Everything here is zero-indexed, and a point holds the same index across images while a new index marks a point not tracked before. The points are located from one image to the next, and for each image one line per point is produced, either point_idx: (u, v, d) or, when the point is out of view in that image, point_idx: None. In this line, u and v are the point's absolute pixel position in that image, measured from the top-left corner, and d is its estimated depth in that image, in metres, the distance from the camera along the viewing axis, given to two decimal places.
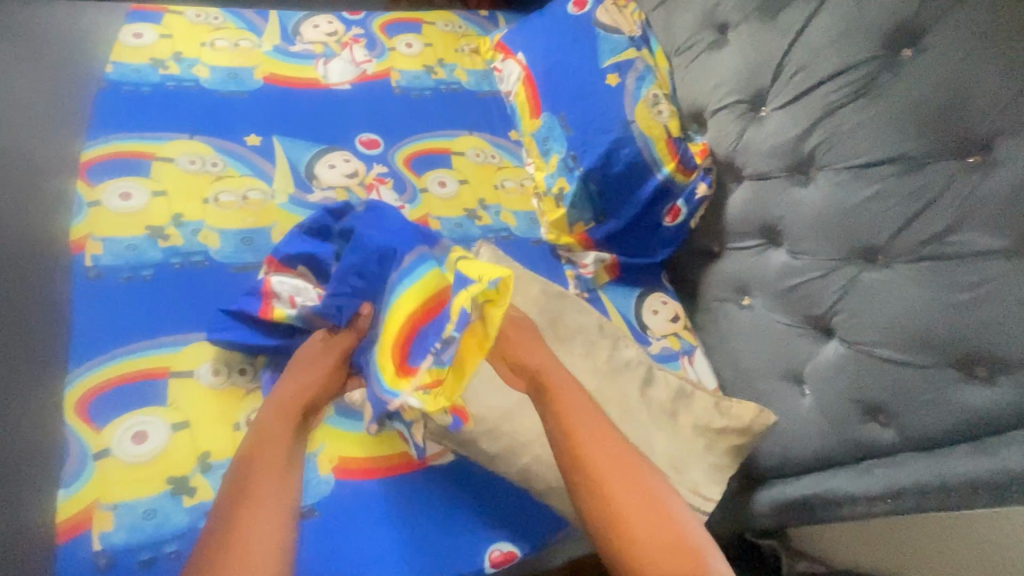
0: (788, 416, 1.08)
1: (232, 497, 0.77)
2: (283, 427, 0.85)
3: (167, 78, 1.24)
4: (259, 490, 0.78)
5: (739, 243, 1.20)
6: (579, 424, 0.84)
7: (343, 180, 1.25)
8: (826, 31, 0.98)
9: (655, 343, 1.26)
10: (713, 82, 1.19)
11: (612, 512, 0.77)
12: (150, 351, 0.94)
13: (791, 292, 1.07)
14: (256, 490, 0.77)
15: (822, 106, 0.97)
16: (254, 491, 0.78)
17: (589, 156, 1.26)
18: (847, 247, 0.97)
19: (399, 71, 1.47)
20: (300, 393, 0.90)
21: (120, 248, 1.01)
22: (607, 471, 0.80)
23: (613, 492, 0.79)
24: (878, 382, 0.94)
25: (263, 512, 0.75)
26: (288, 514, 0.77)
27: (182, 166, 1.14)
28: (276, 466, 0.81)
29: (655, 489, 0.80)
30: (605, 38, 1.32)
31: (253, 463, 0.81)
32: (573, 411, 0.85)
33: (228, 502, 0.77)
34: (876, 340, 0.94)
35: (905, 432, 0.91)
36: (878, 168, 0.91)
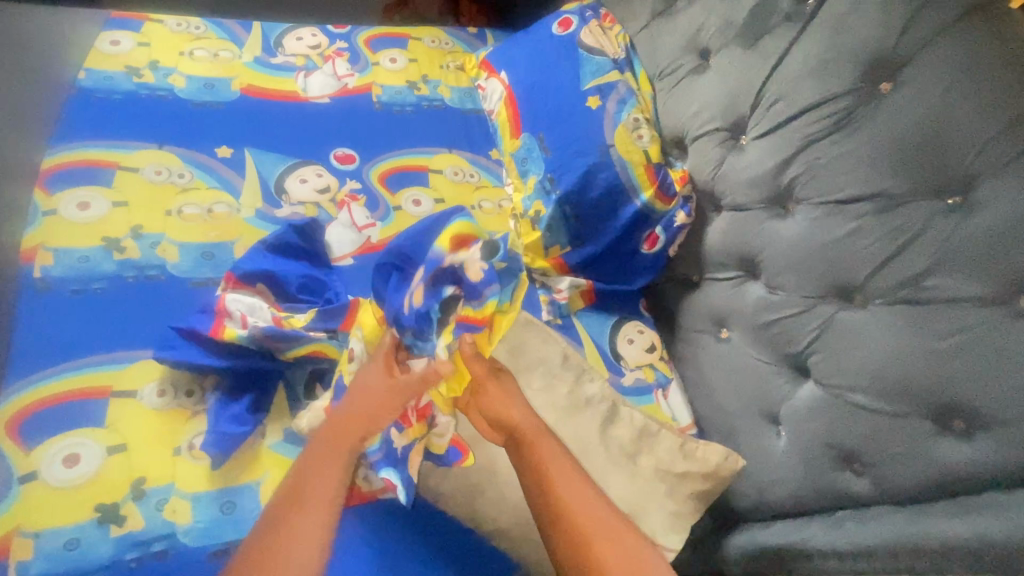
0: (758, 459, 1.04)
1: (285, 497, 0.71)
2: (347, 432, 0.77)
3: (140, 86, 1.23)
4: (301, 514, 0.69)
5: (717, 275, 1.16)
6: (544, 458, 0.78)
7: (314, 196, 1.22)
8: (805, 60, 0.95)
9: (628, 375, 1.21)
10: (694, 108, 1.16)
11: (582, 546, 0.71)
12: (94, 368, 0.91)
13: (766, 328, 1.03)
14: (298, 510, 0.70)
15: (799, 138, 0.94)
16: (305, 498, 0.71)
17: (566, 179, 1.23)
18: (823, 286, 0.92)
19: (382, 86, 1.45)
20: (371, 395, 0.80)
21: (72, 261, 0.99)
22: (576, 508, 0.73)
23: (582, 526, 0.72)
24: (852, 429, 0.89)
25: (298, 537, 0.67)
26: (329, 539, 0.68)
27: (147, 176, 1.12)
28: (319, 489, 0.72)
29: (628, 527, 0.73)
30: (588, 60, 1.30)
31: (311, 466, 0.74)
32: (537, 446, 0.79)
33: (282, 502, 0.71)
34: (850, 385, 0.89)
35: (881, 485, 0.86)
36: (855, 205, 0.87)
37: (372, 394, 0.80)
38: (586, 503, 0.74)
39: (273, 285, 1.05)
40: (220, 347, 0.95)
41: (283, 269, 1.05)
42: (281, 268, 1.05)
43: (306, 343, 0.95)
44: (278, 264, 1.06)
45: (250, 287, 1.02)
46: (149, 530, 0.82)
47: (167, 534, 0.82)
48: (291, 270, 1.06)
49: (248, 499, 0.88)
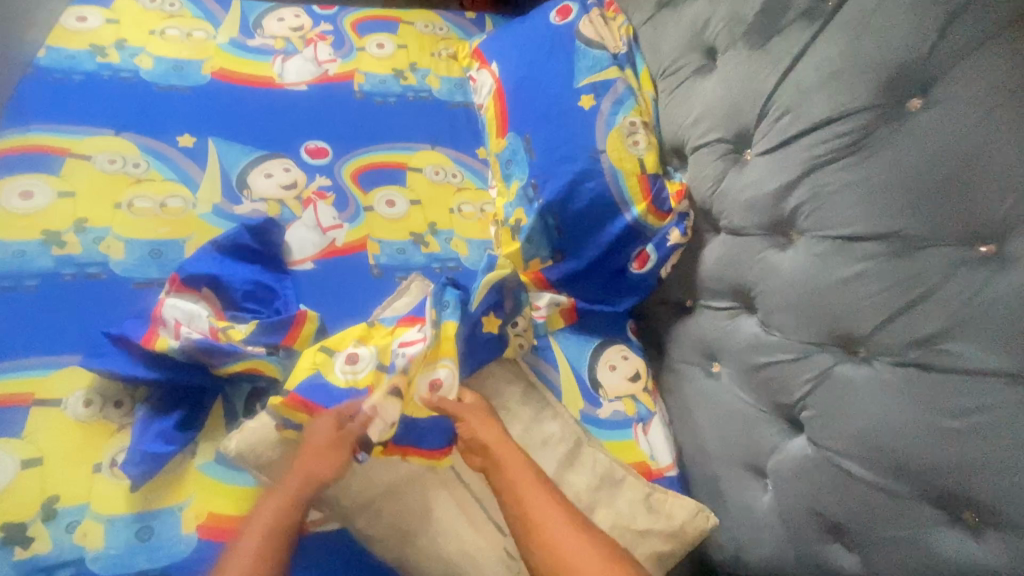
0: (737, 516, 0.93)
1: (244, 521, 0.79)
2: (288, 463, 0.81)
3: (103, 67, 1.16)
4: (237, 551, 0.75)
5: (713, 303, 1.03)
6: (512, 474, 0.82)
7: (278, 192, 1.14)
8: (821, 67, 0.81)
9: (605, 407, 1.10)
10: (694, 114, 1.02)
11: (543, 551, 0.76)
12: (19, 373, 0.86)
13: (757, 370, 0.91)
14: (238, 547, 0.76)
15: (807, 159, 0.81)
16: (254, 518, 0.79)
17: (550, 187, 1.12)
18: (823, 332, 0.79)
19: (365, 74, 1.35)
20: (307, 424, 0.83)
21: (8, 255, 0.93)
22: (544, 521, 0.77)
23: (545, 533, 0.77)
24: (841, 501, 0.77)
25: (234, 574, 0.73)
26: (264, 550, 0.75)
27: (99, 165, 1.05)
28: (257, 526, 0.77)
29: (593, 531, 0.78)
30: (584, 54, 1.17)
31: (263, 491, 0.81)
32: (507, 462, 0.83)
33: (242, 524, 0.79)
34: (843, 450, 0.77)
35: (871, 568, 0.75)
36: (864, 243, 0.74)
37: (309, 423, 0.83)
38: (556, 512, 0.78)
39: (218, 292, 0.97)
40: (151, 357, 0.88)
41: (231, 275, 0.98)
42: (229, 274, 0.98)
43: (242, 360, 0.88)
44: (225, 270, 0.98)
45: (192, 292, 0.95)
46: (57, 554, 0.76)
47: (75, 560, 0.77)
48: (239, 277, 0.98)
49: (168, 526, 0.82)
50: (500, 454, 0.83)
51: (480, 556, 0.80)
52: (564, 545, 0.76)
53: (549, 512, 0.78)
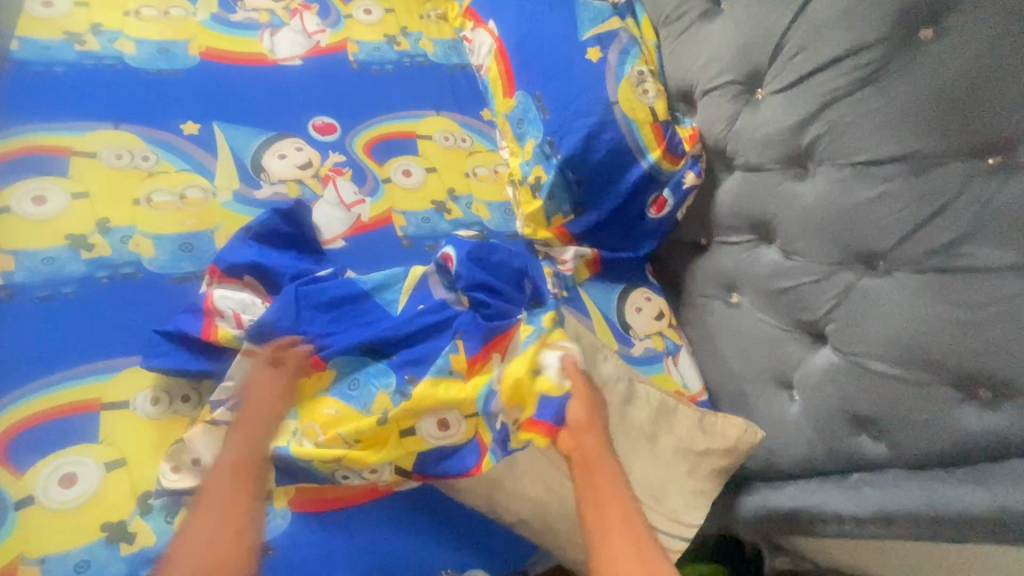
0: (771, 426, 1.03)
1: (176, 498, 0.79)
2: (239, 448, 0.83)
3: (84, 56, 1.10)
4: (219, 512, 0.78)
5: (729, 238, 1.11)
6: (601, 486, 0.84)
7: (295, 172, 1.12)
8: (831, 6, 0.87)
9: (637, 345, 1.18)
10: (703, 59, 1.07)
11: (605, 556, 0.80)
12: (79, 380, 0.85)
13: (781, 294, 0.99)
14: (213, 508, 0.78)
15: (823, 94, 0.88)
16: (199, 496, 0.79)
17: (567, 142, 1.14)
18: (844, 251, 0.89)
19: (358, 42, 1.31)
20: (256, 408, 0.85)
21: (36, 263, 0.90)
22: (615, 532, 0.81)
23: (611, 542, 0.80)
24: (868, 397, 0.89)
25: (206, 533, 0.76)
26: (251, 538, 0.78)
27: (107, 161, 1.01)
28: (224, 486, 0.80)
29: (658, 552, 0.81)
30: (585, 6, 1.18)
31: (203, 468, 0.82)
32: (602, 479, 0.84)
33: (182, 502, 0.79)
34: (870, 352, 0.88)
35: (898, 449, 0.87)
36: (882, 166, 0.83)
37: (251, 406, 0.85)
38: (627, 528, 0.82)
39: (238, 304, 0.92)
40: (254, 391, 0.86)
41: (304, 314, 0.92)
42: (303, 313, 0.92)
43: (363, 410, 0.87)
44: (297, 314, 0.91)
45: (217, 304, 0.91)
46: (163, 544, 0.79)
47: None
48: (316, 318, 0.92)
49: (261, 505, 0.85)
50: (598, 468, 0.85)
51: (562, 490, 0.88)
52: (626, 554, 0.79)
53: (621, 527, 0.81)
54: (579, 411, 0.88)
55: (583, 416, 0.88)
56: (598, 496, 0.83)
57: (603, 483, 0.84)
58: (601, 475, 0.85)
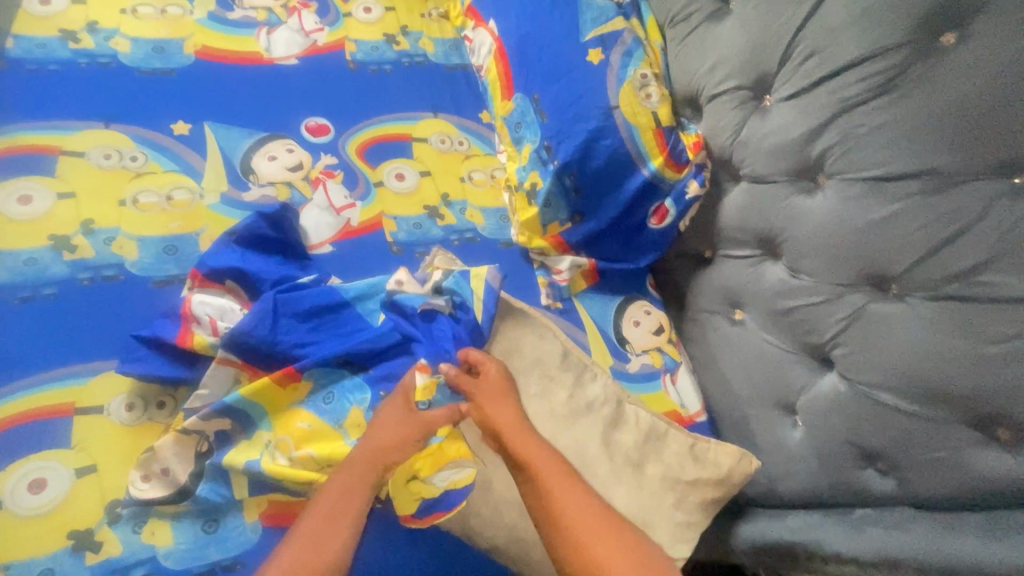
0: (771, 454, 0.97)
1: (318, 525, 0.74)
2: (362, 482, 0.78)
3: (79, 54, 1.09)
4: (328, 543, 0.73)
5: (734, 252, 1.05)
6: (543, 477, 0.78)
7: (285, 175, 1.10)
8: (847, 7, 0.80)
9: (634, 361, 1.12)
10: (710, 62, 1.01)
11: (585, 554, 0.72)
12: (54, 384, 0.84)
13: (785, 314, 0.93)
14: (303, 533, 0.73)
15: (835, 102, 0.81)
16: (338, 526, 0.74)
17: (565, 147, 1.09)
18: (854, 273, 0.83)
19: (356, 41, 1.29)
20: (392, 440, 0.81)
21: (18, 264, 0.90)
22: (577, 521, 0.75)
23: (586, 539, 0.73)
24: (876, 430, 0.82)
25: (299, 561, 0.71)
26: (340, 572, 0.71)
27: (94, 161, 1.00)
28: (330, 513, 0.75)
29: (621, 529, 0.75)
30: (588, 5, 1.12)
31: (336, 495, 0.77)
32: (543, 470, 0.78)
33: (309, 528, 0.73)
34: (879, 383, 0.81)
35: (907, 488, 0.81)
36: (898, 183, 0.77)
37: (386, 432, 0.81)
38: (588, 512, 0.75)
39: (217, 309, 0.90)
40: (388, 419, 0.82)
41: (281, 321, 0.89)
42: (279, 323, 0.89)
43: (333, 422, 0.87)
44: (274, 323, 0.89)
45: (195, 309, 0.89)
46: (129, 556, 0.77)
47: (148, 559, 0.78)
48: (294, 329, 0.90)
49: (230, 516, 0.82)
50: (529, 456, 0.80)
51: None
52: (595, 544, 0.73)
53: (582, 514, 0.75)
54: (507, 411, 0.84)
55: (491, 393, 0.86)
56: (545, 491, 0.77)
57: (545, 476, 0.78)
58: (537, 464, 0.79)
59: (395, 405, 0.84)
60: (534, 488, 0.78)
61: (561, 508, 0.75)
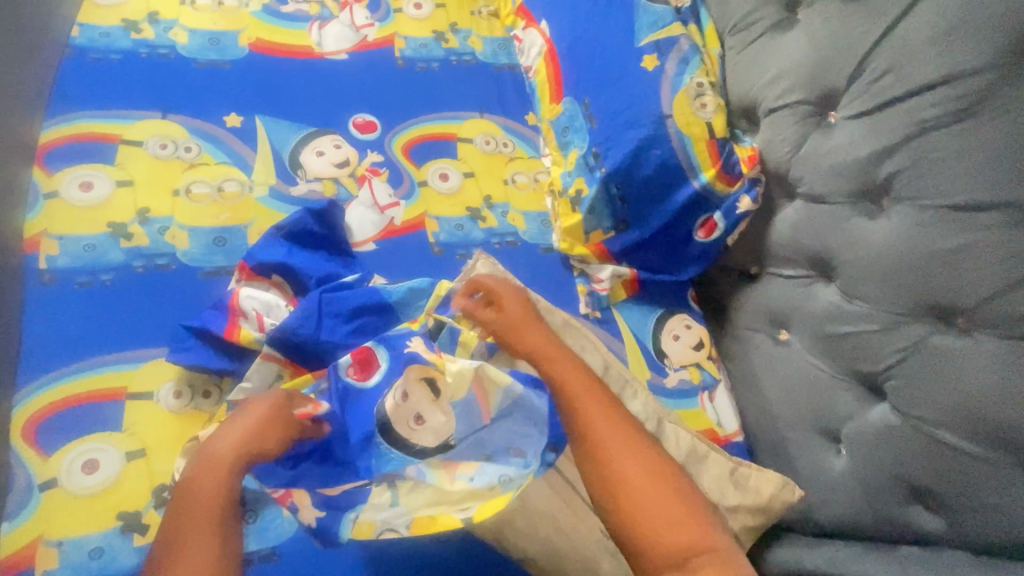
0: (812, 482, 0.94)
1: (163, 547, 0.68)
2: (211, 483, 0.72)
3: (140, 43, 1.11)
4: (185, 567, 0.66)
5: (784, 271, 1.01)
6: (606, 436, 0.78)
7: (332, 170, 1.11)
8: (928, 26, 0.76)
9: (671, 376, 1.11)
10: (771, 74, 0.97)
11: (643, 522, 0.73)
12: (107, 368, 0.87)
13: (836, 339, 0.90)
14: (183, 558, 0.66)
15: (908, 124, 0.77)
16: (183, 544, 0.67)
17: (613, 155, 1.07)
18: (917, 302, 0.79)
19: (405, 38, 1.28)
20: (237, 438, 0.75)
21: (78, 249, 0.92)
22: (637, 487, 0.75)
23: (642, 502, 0.74)
24: (930, 468, 0.79)
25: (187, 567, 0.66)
26: None
27: (151, 151, 1.03)
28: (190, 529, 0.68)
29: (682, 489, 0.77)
30: (645, 9, 1.10)
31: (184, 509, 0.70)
32: (598, 426, 0.79)
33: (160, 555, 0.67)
34: (935, 419, 0.78)
35: (957, 529, 0.78)
36: (974, 213, 0.73)
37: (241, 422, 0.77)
38: (640, 467, 0.77)
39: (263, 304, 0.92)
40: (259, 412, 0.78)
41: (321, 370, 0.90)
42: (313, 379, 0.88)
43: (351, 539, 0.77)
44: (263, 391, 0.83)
45: (242, 304, 0.91)
46: None
47: None
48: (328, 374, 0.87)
49: (266, 508, 0.84)
50: (585, 399, 0.81)
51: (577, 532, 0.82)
52: (656, 508, 0.74)
53: (632, 459, 0.77)
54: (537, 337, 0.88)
55: (539, 339, 0.88)
56: (607, 450, 0.77)
57: (602, 431, 0.79)
58: (592, 410, 0.80)
59: (264, 404, 0.79)
60: (597, 444, 0.78)
61: (623, 471, 0.76)
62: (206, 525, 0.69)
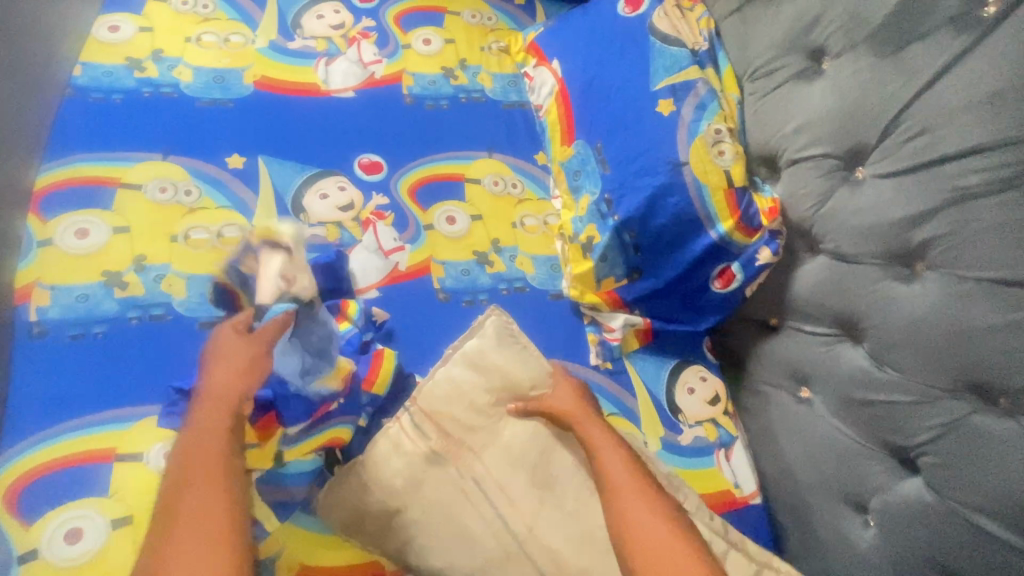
0: (839, 555, 0.91)
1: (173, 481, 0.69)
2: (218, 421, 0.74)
3: (143, 83, 1.09)
4: (194, 488, 0.67)
5: (806, 327, 0.96)
6: (624, 492, 0.77)
7: (335, 214, 1.07)
8: (968, 85, 0.71)
9: (687, 432, 1.06)
10: (794, 125, 0.93)
11: None
12: (97, 428, 0.83)
13: (864, 406, 0.86)
14: (194, 480, 0.68)
15: (945, 188, 0.73)
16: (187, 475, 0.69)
17: (627, 202, 1.03)
18: (955, 379, 0.74)
19: (413, 74, 1.25)
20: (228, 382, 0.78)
21: (70, 300, 0.89)
22: (653, 554, 0.70)
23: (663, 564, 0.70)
24: (969, 556, 0.74)
25: (188, 563, 0.61)
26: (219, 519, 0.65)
27: (151, 195, 1.00)
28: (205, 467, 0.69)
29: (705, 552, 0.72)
30: (661, 52, 1.06)
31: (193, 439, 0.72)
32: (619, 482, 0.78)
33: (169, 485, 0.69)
34: (976, 505, 0.73)
35: None
36: (1020, 289, 0.67)
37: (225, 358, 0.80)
38: (639, 498, 0.76)
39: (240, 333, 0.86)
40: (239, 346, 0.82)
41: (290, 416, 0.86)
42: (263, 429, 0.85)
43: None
44: (230, 354, 0.80)
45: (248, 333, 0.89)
46: None
47: None
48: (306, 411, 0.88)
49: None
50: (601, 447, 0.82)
51: None
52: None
53: (650, 515, 0.74)
54: (568, 400, 0.87)
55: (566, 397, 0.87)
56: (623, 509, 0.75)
57: (622, 488, 0.77)
58: (608, 459, 0.80)
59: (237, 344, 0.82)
60: (616, 506, 0.76)
61: (638, 531, 0.73)
62: (204, 450, 0.71)
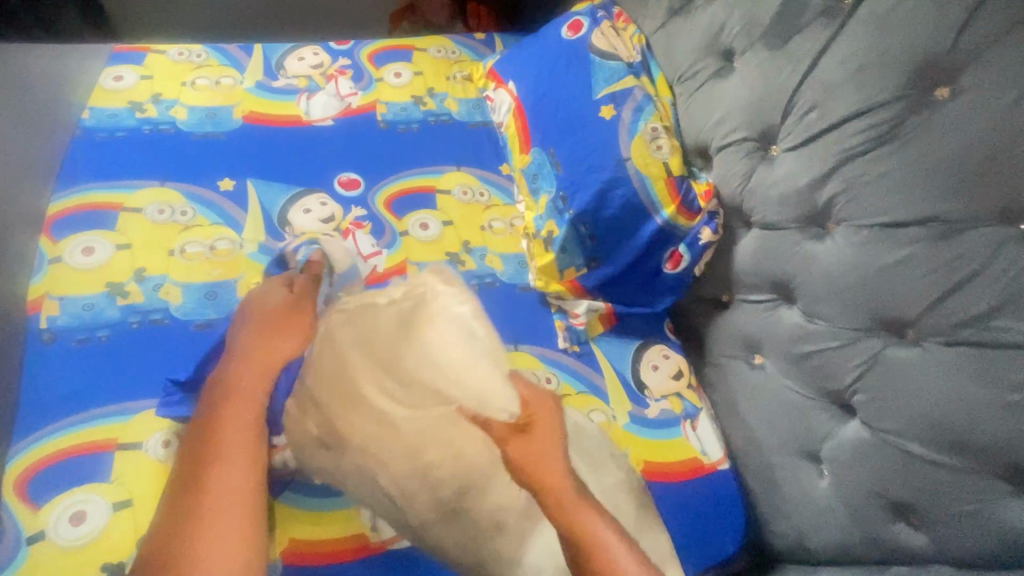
0: (802, 507, 0.94)
1: (209, 435, 0.85)
2: (251, 394, 0.89)
3: (143, 121, 1.23)
4: (232, 452, 0.83)
5: (749, 297, 1.04)
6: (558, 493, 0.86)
7: (318, 226, 1.18)
8: (843, 63, 0.85)
9: (653, 406, 1.10)
10: (717, 116, 1.05)
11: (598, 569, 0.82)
12: (100, 420, 0.90)
13: (804, 359, 0.92)
14: (229, 443, 0.83)
15: (836, 152, 0.84)
16: (224, 435, 0.84)
17: (580, 197, 1.14)
18: (869, 317, 0.82)
19: (386, 103, 1.40)
20: (266, 355, 0.93)
21: (77, 308, 0.99)
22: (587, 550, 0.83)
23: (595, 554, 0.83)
24: (905, 483, 0.79)
25: (219, 525, 0.76)
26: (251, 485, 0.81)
27: (150, 216, 1.11)
28: (242, 431, 0.85)
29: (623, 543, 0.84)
30: (600, 65, 1.20)
31: (226, 406, 0.87)
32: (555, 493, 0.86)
33: (207, 438, 0.84)
34: (903, 431, 0.79)
35: (941, 544, 0.78)
36: (905, 229, 0.78)
37: (267, 330, 0.96)
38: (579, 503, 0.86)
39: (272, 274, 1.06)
40: (275, 310, 0.98)
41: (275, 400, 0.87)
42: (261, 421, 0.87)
43: (308, 554, 0.87)
44: (280, 335, 0.96)
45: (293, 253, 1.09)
46: None
47: None
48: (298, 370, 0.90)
49: None
50: (573, 510, 0.85)
51: None
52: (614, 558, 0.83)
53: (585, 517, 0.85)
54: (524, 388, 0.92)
55: (533, 450, 0.88)
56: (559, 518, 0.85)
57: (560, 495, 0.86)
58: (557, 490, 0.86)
59: (273, 317, 0.98)
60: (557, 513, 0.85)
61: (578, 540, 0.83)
62: (244, 419, 0.86)
